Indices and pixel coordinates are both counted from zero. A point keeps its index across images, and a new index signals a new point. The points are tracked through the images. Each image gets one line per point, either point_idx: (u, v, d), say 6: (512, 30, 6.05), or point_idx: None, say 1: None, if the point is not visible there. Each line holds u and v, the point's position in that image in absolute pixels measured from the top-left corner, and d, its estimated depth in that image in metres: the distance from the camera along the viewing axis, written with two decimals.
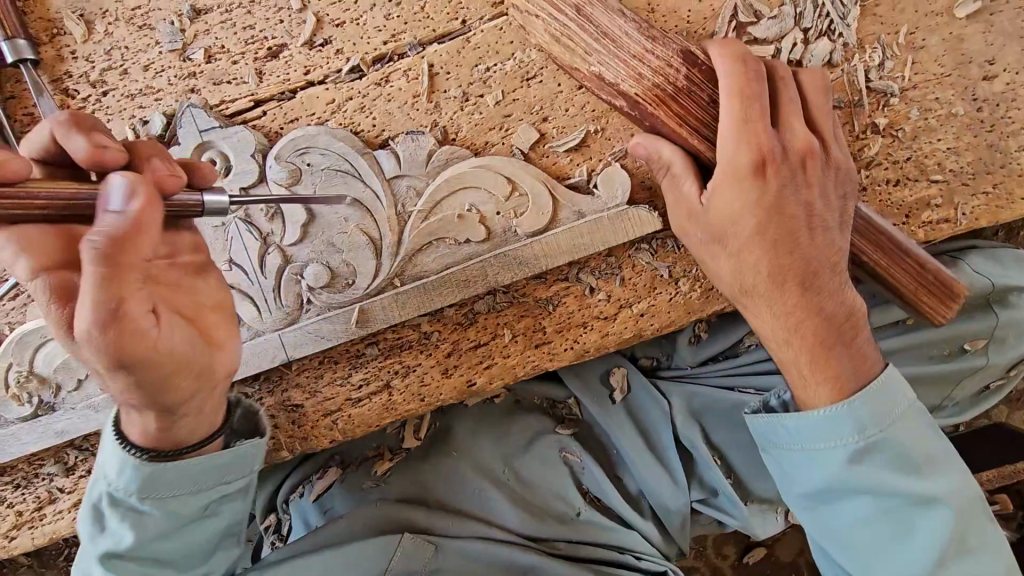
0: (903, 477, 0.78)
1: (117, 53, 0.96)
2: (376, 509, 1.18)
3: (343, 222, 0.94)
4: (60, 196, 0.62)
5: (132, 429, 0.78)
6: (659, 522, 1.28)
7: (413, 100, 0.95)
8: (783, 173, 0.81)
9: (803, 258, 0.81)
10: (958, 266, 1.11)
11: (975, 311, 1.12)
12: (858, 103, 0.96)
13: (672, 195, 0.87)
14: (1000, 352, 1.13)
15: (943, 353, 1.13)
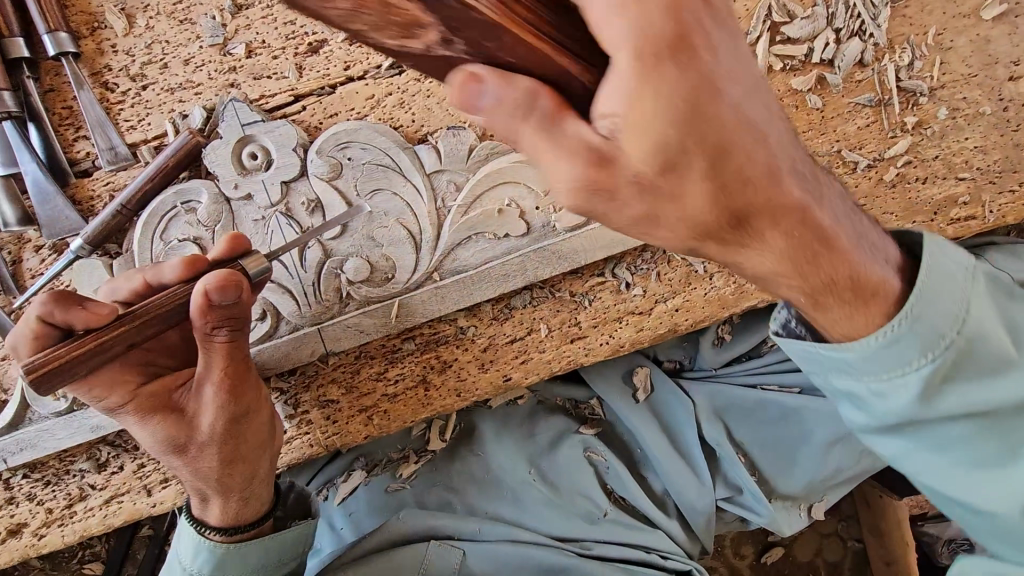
0: (991, 386, 0.64)
1: (157, 47, 0.96)
2: (400, 516, 1.17)
3: (382, 216, 0.94)
4: (136, 329, 0.71)
5: (208, 515, 0.89)
6: (684, 522, 1.25)
7: None
8: (686, 60, 0.48)
9: (750, 187, 0.53)
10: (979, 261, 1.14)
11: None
12: (888, 101, 0.97)
13: (571, 139, 0.49)
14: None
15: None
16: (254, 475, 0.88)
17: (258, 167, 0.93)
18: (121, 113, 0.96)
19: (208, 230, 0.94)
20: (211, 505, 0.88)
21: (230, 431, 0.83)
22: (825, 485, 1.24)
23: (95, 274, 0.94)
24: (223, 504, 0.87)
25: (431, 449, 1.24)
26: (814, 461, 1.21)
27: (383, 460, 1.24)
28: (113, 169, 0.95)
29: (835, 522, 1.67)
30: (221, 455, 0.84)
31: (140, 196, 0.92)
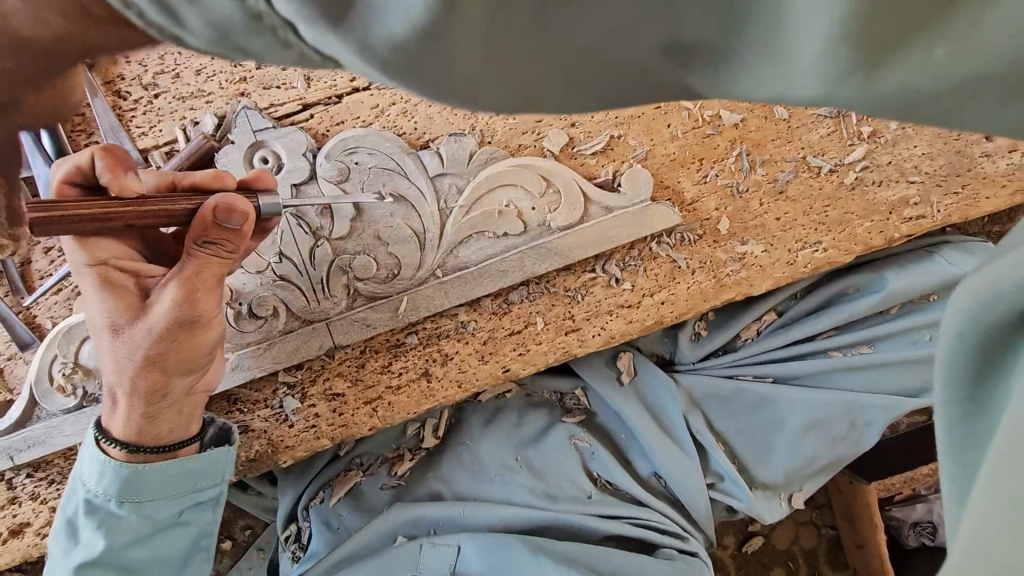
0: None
1: (170, 58, 1.01)
2: (392, 509, 1.19)
3: (389, 216, 1.00)
4: (148, 216, 0.70)
5: (116, 422, 0.86)
6: (671, 499, 1.30)
7: (453, 106, 1.04)
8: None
9: None
10: (934, 258, 1.28)
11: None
12: (846, 112, 1.09)
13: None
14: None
15: (926, 338, 1.28)
16: (184, 387, 0.86)
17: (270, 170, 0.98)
18: (134, 120, 1.01)
19: None
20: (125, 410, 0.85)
21: (169, 335, 0.78)
22: (801, 471, 1.30)
23: None
24: (139, 406, 0.84)
25: (425, 447, 1.30)
26: (789, 447, 1.28)
27: (377, 459, 1.28)
28: None
29: (810, 511, 1.76)
30: (153, 357, 0.79)
31: None
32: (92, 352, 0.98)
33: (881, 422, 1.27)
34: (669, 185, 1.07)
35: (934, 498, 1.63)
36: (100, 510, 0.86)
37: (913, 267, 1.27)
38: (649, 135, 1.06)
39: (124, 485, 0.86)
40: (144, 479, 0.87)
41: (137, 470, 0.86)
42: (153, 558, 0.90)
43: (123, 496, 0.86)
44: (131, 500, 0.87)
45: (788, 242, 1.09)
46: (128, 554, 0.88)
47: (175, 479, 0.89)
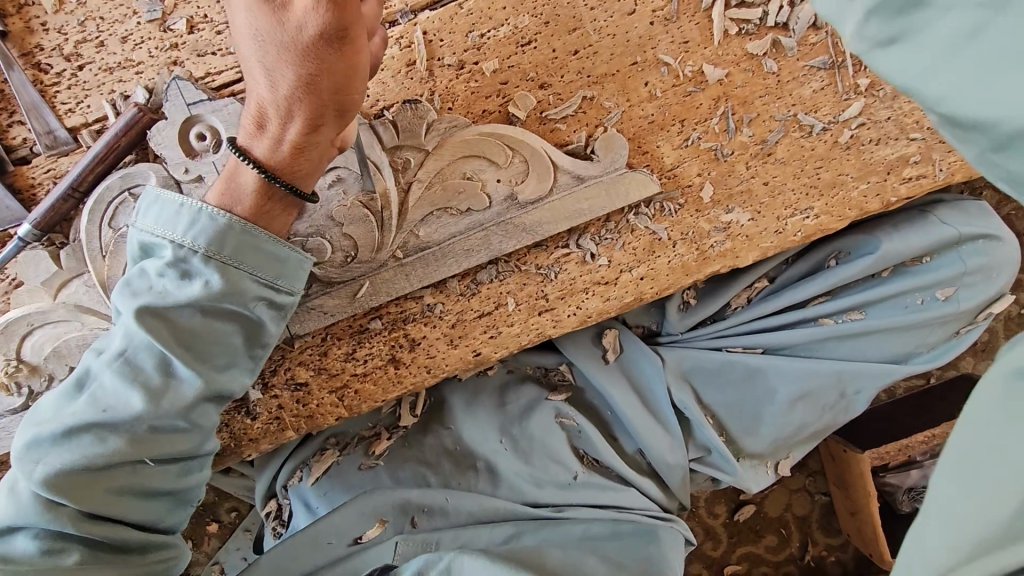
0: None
1: (91, 24, 0.91)
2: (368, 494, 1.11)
3: (342, 195, 0.92)
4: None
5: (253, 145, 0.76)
6: (658, 478, 1.24)
7: (407, 69, 0.94)
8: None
9: (334, 59, 0.69)
10: (927, 219, 1.20)
11: (945, 258, 1.20)
12: (842, 63, 0.98)
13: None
14: (967, 295, 1.20)
15: (918, 302, 1.20)
16: (321, 151, 0.77)
17: (207, 148, 0.90)
18: (58, 96, 0.92)
19: None
20: (264, 133, 0.75)
21: (311, 67, 0.69)
22: (789, 441, 1.26)
23: (42, 264, 0.91)
24: (279, 132, 0.74)
25: (403, 425, 1.22)
26: (777, 420, 1.22)
27: (353, 439, 1.22)
28: (52, 154, 0.92)
29: (803, 479, 1.73)
30: (305, 81, 0.70)
31: (91, 176, 0.90)
32: (33, 348, 0.92)
33: (872, 389, 1.22)
34: (648, 150, 0.98)
35: (931, 463, 1.59)
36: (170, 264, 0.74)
37: (907, 228, 1.19)
38: (625, 95, 0.97)
39: (216, 235, 0.75)
40: (238, 236, 0.75)
41: (226, 227, 0.75)
42: (215, 344, 0.76)
43: (209, 251, 0.74)
44: (190, 252, 0.74)
45: (776, 209, 1.01)
46: (162, 331, 0.73)
47: (256, 253, 0.77)
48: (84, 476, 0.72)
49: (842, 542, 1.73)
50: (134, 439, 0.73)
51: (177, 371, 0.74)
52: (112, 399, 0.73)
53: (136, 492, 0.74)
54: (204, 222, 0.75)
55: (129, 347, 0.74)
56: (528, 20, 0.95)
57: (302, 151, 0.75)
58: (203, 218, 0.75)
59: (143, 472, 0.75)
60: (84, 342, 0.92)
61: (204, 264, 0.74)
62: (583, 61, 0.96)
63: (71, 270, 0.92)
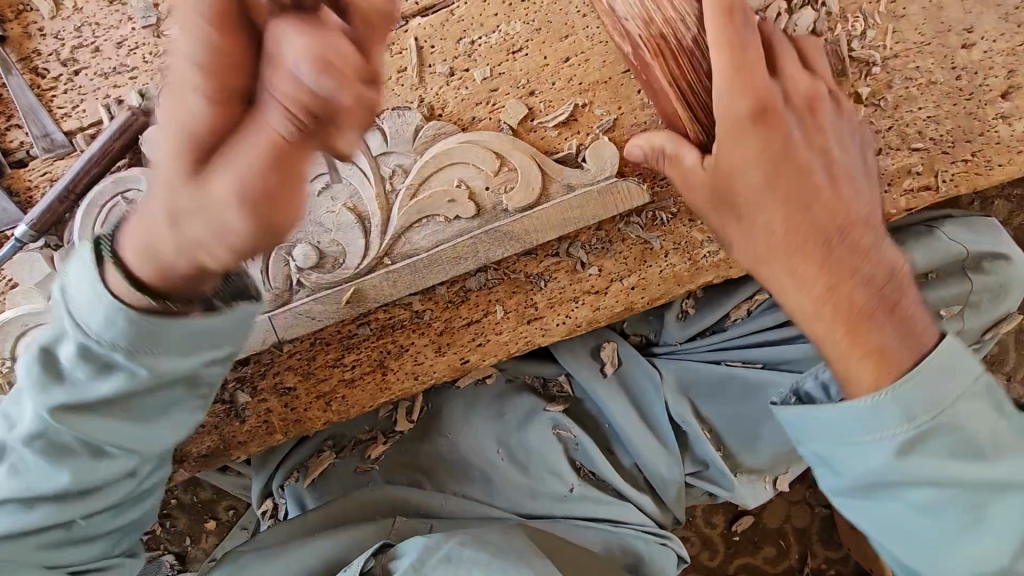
0: (961, 460, 0.75)
1: (88, 29, 0.92)
2: (371, 490, 1.14)
3: (331, 201, 0.93)
4: None
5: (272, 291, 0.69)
6: (655, 496, 1.22)
7: (398, 75, 0.94)
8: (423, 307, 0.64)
9: None
10: (931, 233, 1.12)
11: (953, 275, 1.12)
12: (842, 72, 0.96)
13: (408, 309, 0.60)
14: (974, 316, 1.11)
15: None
16: None
17: None
18: (55, 100, 0.93)
19: None
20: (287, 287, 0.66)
21: None
22: (787, 455, 1.23)
23: (37, 266, 0.93)
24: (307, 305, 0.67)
25: (399, 430, 1.19)
26: (777, 435, 1.20)
27: (350, 442, 1.20)
28: (49, 157, 0.93)
29: (804, 491, 1.70)
30: None
31: (87, 178, 0.90)
32: (27, 347, 0.93)
33: None
34: (640, 159, 0.97)
35: None
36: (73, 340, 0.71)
37: (910, 242, 1.11)
38: (617, 103, 0.96)
39: (122, 328, 0.67)
40: (151, 327, 0.68)
41: (105, 294, 0.67)
42: (145, 417, 0.74)
43: (123, 347, 0.68)
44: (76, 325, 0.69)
45: None
46: (84, 418, 0.72)
47: (171, 338, 0.69)
48: (17, 535, 0.75)
49: (843, 556, 1.70)
50: (60, 506, 0.76)
51: (105, 446, 0.74)
52: (39, 475, 0.74)
53: (72, 536, 0.78)
54: (87, 289, 0.67)
55: (45, 430, 0.73)
56: (520, 27, 0.94)
57: (150, 244, 0.64)
58: (85, 276, 0.67)
59: (78, 527, 0.78)
60: None
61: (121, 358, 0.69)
62: (574, 68, 0.95)
63: (65, 272, 0.93)
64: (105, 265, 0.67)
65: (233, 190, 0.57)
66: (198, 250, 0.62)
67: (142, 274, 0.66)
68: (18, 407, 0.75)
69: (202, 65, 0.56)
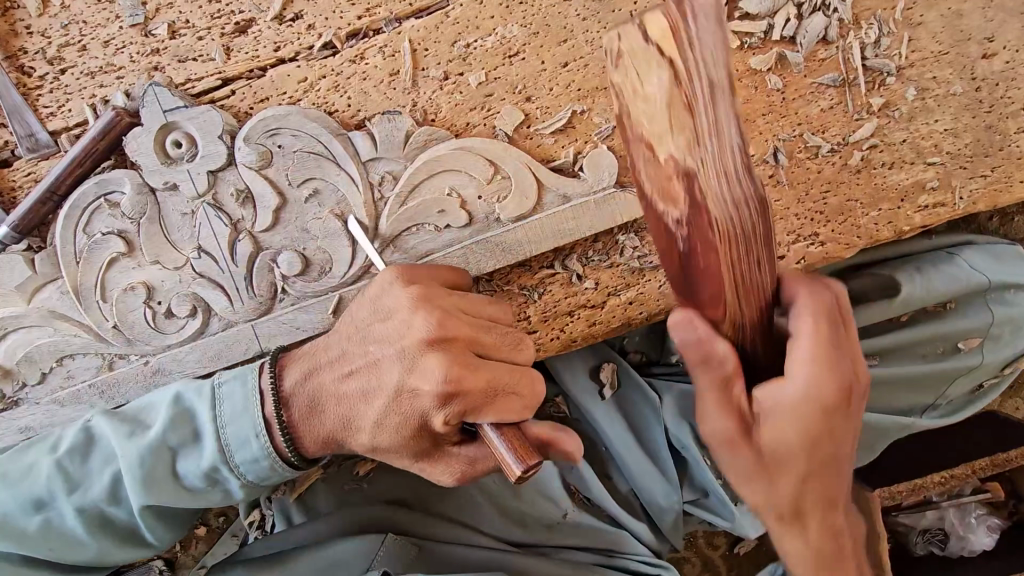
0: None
1: (75, 28, 0.90)
2: (360, 506, 1.10)
3: (318, 207, 0.90)
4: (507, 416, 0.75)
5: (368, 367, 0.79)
6: (653, 522, 1.17)
7: (390, 79, 0.91)
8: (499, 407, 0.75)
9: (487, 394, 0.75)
10: (953, 261, 1.10)
11: (972, 307, 1.11)
12: (854, 81, 0.92)
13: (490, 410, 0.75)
14: (993, 349, 1.12)
15: (937, 351, 1.13)
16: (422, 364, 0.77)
17: (182, 156, 0.87)
18: (41, 99, 0.91)
19: (134, 223, 0.89)
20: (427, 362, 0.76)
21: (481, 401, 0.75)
22: None
23: (16, 269, 0.89)
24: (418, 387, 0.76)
25: None
26: None
27: (338, 458, 1.16)
28: (33, 157, 0.91)
29: None
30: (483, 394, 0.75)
31: (70, 180, 0.88)
32: (6, 351, 0.91)
33: (884, 444, 1.14)
34: None
35: (948, 505, 1.50)
36: (195, 416, 0.79)
37: (932, 271, 1.10)
38: (617, 110, 0.92)
39: (235, 394, 0.79)
40: (248, 406, 0.78)
41: (273, 464, 0.79)
42: (198, 474, 0.78)
43: (220, 409, 0.78)
44: (211, 440, 0.77)
45: (777, 235, 0.95)
46: (152, 459, 0.76)
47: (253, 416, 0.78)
48: (30, 542, 0.75)
49: None
50: (88, 526, 0.77)
51: (151, 495, 0.76)
52: (87, 493, 0.77)
53: (108, 563, 0.81)
54: (247, 430, 0.78)
55: (115, 458, 0.78)
56: (517, 30, 0.90)
57: (318, 409, 0.80)
58: (246, 410, 0.78)
59: (94, 550, 0.78)
60: (57, 348, 0.91)
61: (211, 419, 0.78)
62: (573, 74, 0.91)
63: (46, 276, 0.90)
64: (267, 403, 0.79)
65: (378, 392, 0.78)
66: (358, 433, 0.80)
67: (309, 454, 0.81)
68: (92, 476, 0.77)
69: (444, 318, 0.78)
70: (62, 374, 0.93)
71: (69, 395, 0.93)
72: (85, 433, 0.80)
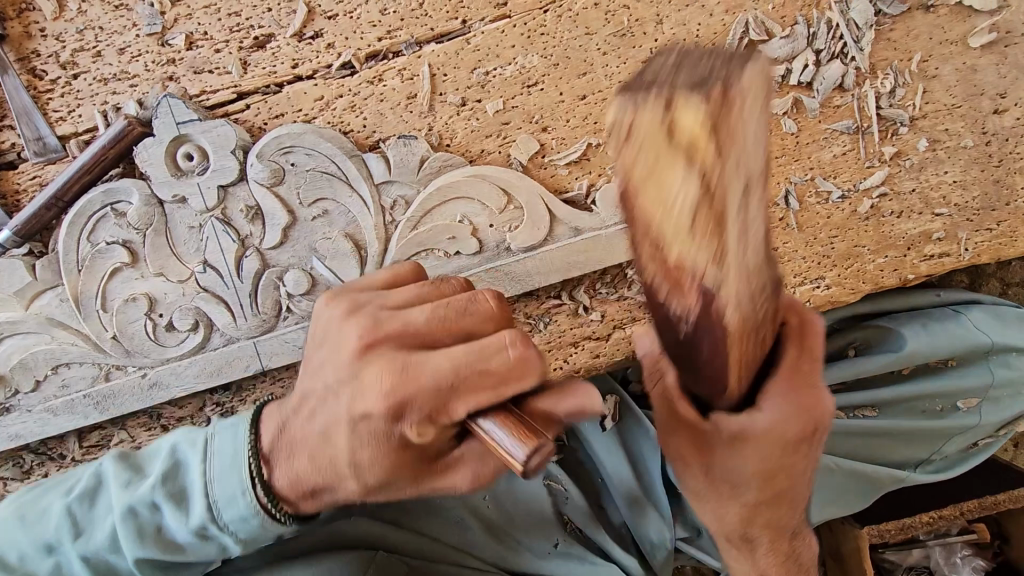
0: None
1: (91, 34, 0.89)
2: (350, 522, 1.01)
3: (327, 227, 0.89)
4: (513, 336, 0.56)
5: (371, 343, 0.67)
6: (643, 559, 1.14)
7: (407, 102, 0.91)
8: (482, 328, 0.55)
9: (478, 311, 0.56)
10: (958, 320, 1.12)
11: (974, 368, 1.13)
12: (867, 129, 0.92)
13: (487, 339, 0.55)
14: (993, 411, 1.13)
15: (936, 408, 1.14)
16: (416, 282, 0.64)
17: (193, 169, 0.86)
18: (51, 103, 0.90)
19: (139, 233, 0.88)
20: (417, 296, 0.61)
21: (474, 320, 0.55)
22: None
23: (16, 273, 0.87)
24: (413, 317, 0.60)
25: None
26: None
27: None
28: (39, 161, 0.90)
29: None
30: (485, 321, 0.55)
31: (76, 186, 0.87)
32: None
33: (876, 494, 1.14)
34: None
35: (935, 544, 1.50)
36: (187, 470, 0.64)
37: (937, 328, 1.12)
38: None
39: (227, 441, 0.64)
40: (234, 458, 0.62)
41: (266, 522, 0.63)
42: (188, 533, 0.63)
43: (212, 460, 0.63)
44: (201, 498, 0.62)
45: (785, 277, 0.96)
46: (147, 514, 0.63)
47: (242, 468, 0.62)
48: None
49: None
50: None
51: (151, 549, 0.63)
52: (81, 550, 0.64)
53: None
54: (235, 486, 0.62)
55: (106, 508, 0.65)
56: (536, 60, 0.90)
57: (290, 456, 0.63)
58: (233, 465, 0.62)
59: None
60: (53, 356, 0.90)
61: (202, 474, 0.63)
62: (590, 107, 0.91)
63: (45, 282, 0.88)
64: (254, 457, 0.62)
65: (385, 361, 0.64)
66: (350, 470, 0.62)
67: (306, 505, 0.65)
68: (96, 522, 0.64)
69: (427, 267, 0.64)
70: (56, 382, 0.91)
71: (62, 404, 0.91)
72: (97, 476, 0.68)
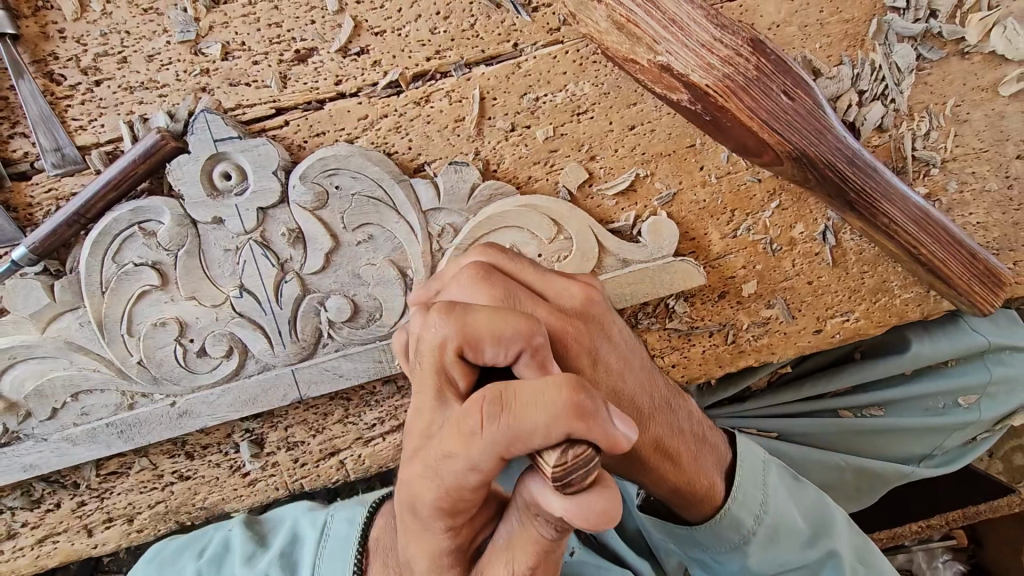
0: None
1: (116, 37, 0.82)
2: None
3: (371, 253, 0.87)
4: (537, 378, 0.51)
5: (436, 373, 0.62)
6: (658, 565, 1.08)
7: (454, 125, 0.88)
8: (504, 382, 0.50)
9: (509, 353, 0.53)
10: (959, 324, 1.16)
11: (973, 366, 1.17)
12: (902, 170, 0.95)
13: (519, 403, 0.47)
14: (990, 406, 1.17)
15: (938, 407, 1.19)
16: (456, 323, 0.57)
17: (230, 189, 0.82)
18: (70, 110, 0.83)
19: (170, 255, 0.83)
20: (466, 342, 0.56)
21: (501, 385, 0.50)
22: None
23: (32, 295, 0.80)
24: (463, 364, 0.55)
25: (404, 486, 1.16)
26: None
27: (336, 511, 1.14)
28: (57, 173, 0.84)
29: None
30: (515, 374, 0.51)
31: (100, 203, 0.80)
32: (11, 384, 0.83)
33: (879, 492, 1.20)
34: (695, 237, 0.94)
35: (918, 550, 1.59)
36: (300, 547, 0.80)
37: (940, 333, 1.16)
38: (677, 177, 0.92)
39: (339, 522, 0.80)
40: (341, 545, 0.77)
41: None
42: None
43: (321, 537, 0.80)
44: (307, 574, 0.76)
45: (816, 310, 1.00)
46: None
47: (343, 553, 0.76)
48: None
49: None
50: None
51: None
52: None
53: None
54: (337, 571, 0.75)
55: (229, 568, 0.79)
56: (587, 88, 0.88)
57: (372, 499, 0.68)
58: (339, 551, 0.76)
59: None
60: (73, 383, 0.85)
61: (316, 548, 0.79)
62: (639, 137, 0.90)
63: (65, 303, 0.82)
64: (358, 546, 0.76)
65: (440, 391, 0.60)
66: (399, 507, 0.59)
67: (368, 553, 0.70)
68: None
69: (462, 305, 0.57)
70: (76, 409, 0.86)
71: (82, 433, 0.86)
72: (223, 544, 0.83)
